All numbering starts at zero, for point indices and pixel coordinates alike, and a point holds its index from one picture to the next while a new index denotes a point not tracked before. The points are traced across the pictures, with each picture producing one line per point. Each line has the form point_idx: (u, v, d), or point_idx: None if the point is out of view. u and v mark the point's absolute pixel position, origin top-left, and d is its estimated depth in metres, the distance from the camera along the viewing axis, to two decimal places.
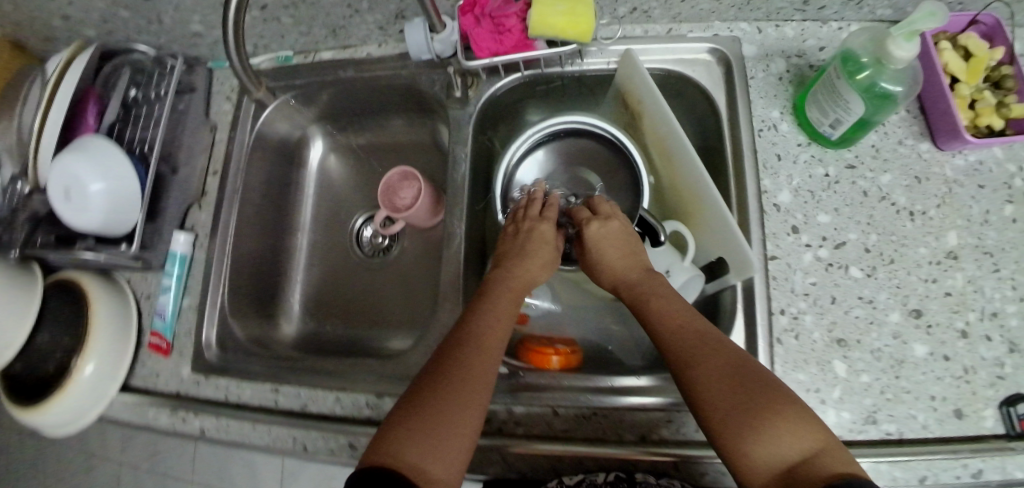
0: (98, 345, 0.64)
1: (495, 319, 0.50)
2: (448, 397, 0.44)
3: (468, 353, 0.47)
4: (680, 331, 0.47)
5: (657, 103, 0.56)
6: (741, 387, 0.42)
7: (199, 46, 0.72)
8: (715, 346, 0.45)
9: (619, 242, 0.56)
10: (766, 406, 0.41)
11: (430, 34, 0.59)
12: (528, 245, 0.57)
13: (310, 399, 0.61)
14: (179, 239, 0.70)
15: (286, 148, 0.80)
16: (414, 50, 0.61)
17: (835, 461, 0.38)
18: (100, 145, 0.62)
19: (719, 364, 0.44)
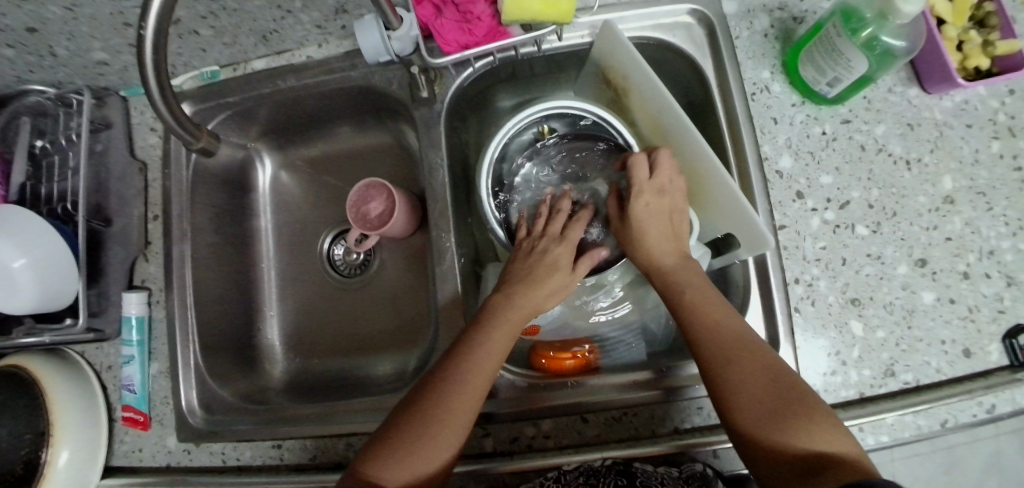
0: (68, 434, 0.57)
1: (495, 344, 0.47)
2: (427, 416, 0.42)
3: (456, 378, 0.44)
4: (716, 336, 0.45)
5: (647, 78, 0.50)
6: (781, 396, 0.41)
7: (106, 74, 0.60)
8: (751, 351, 0.44)
9: (664, 232, 0.52)
10: (793, 415, 0.40)
11: (386, 32, 0.51)
12: (541, 254, 0.52)
13: (319, 449, 0.56)
14: (132, 301, 0.59)
15: (232, 176, 0.68)
16: (370, 54, 0.53)
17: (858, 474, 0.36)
18: (13, 213, 0.53)
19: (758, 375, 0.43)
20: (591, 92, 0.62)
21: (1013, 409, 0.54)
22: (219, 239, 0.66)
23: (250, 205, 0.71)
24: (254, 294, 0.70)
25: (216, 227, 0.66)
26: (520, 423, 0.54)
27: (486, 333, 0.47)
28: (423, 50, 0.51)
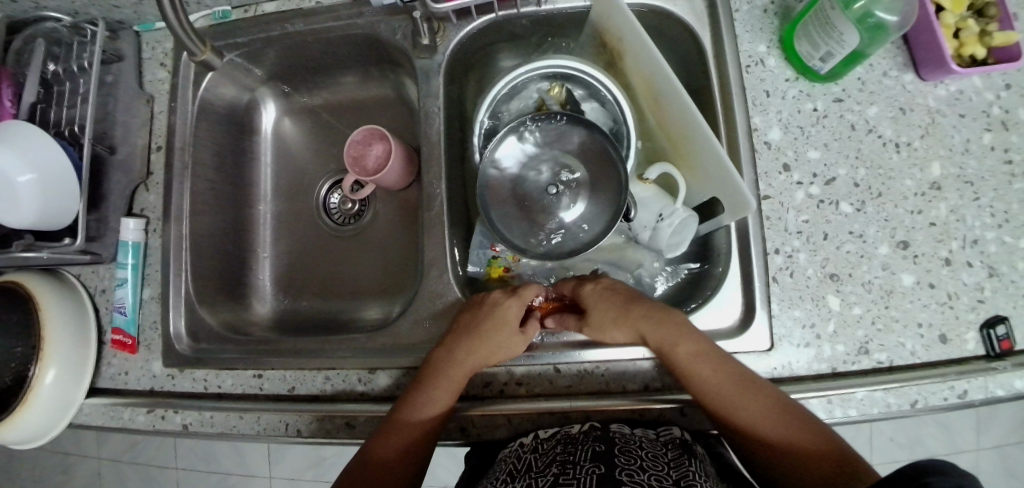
0: (56, 352, 0.58)
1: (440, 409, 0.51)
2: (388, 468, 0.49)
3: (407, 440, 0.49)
4: (712, 379, 0.48)
5: (640, 39, 0.51)
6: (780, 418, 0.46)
7: (121, 6, 0.62)
8: (744, 384, 0.48)
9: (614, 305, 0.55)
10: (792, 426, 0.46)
11: None
12: (496, 319, 0.54)
13: (298, 381, 0.57)
14: (129, 226, 0.61)
15: (235, 117, 0.70)
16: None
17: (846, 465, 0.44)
18: (23, 129, 0.54)
19: (758, 406, 0.47)
20: (591, 57, 0.64)
21: (985, 397, 0.53)
22: (218, 176, 0.68)
23: (251, 148, 0.73)
24: (247, 234, 0.72)
25: (217, 165, 0.67)
26: (495, 370, 0.55)
27: (429, 395, 0.50)
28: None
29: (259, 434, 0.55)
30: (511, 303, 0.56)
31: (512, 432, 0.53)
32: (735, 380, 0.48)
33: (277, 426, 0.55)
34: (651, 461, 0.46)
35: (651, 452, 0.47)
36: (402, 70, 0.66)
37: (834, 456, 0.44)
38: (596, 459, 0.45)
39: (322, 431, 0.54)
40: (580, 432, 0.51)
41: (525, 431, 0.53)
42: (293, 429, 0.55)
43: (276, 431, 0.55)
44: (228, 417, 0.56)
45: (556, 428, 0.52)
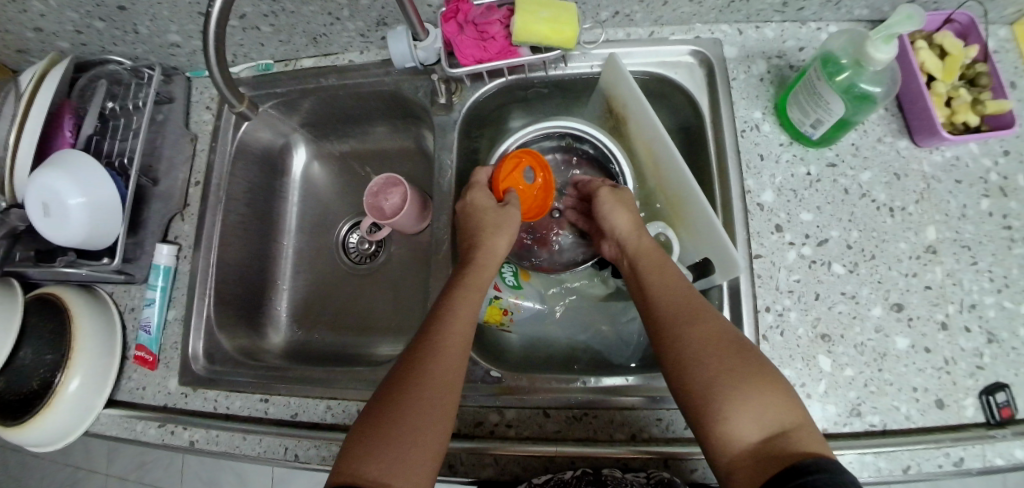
0: (82, 363, 0.63)
1: (452, 350, 0.48)
2: (418, 425, 0.43)
3: (431, 390, 0.45)
4: (672, 291, 0.49)
5: (640, 106, 0.56)
6: (724, 352, 0.43)
7: (178, 55, 0.70)
8: (703, 312, 0.46)
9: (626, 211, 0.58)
10: (750, 380, 0.41)
11: (413, 42, 0.58)
12: (478, 225, 0.58)
13: (301, 408, 0.60)
14: (163, 251, 0.67)
15: (268, 157, 0.76)
16: (397, 59, 0.60)
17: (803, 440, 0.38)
18: (79, 158, 0.60)
19: (722, 354, 0.43)
20: (597, 118, 0.68)
21: (983, 466, 0.52)
22: (248, 210, 0.73)
23: (280, 187, 0.79)
24: (268, 265, 0.76)
25: (247, 199, 0.73)
26: (488, 409, 0.56)
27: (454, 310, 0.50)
28: (442, 60, 0.57)
29: (258, 456, 0.58)
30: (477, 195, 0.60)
31: (499, 474, 0.54)
32: (695, 302, 0.47)
33: (276, 450, 0.57)
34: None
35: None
36: (421, 123, 0.71)
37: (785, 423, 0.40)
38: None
39: (318, 457, 0.56)
40: (573, 478, 0.51)
41: (511, 473, 0.54)
42: (290, 453, 0.57)
43: (275, 454, 0.57)
44: (232, 437, 0.59)
45: (549, 475, 0.51)
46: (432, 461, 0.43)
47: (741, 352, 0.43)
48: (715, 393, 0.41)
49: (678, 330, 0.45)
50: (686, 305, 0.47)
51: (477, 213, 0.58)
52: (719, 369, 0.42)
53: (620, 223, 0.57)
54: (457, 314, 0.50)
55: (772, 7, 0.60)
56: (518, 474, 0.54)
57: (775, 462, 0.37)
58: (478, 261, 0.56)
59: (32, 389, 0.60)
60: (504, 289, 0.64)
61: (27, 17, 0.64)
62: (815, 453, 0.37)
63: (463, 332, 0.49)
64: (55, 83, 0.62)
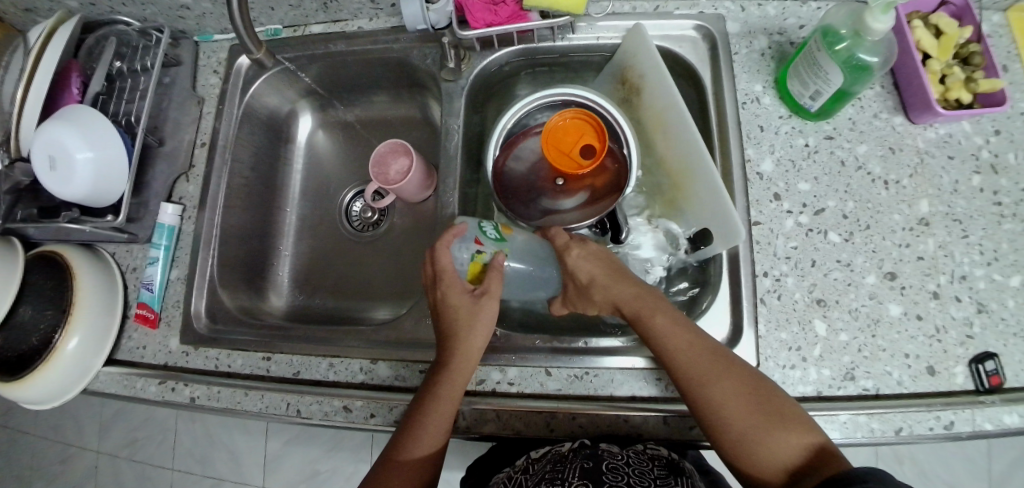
0: (83, 321, 0.63)
1: (442, 421, 0.49)
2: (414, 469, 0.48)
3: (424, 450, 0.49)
4: (688, 350, 0.48)
5: (660, 76, 0.57)
6: (750, 403, 0.46)
7: (187, 17, 0.70)
8: (725, 362, 0.48)
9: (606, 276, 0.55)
10: (773, 417, 0.45)
11: (425, 4, 0.58)
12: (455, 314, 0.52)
13: (303, 367, 0.60)
14: (167, 210, 0.67)
15: (274, 124, 0.77)
16: (408, 21, 0.60)
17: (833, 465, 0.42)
18: (87, 113, 0.61)
19: (742, 402, 0.46)
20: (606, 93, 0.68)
21: (973, 430, 0.53)
22: (253, 176, 0.73)
23: (284, 155, 0.79)
24: (271, 232, 0.76)
25: (253, 164, 0.73)
26: (490, 368, 0.57)
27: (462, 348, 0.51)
28: (453, 23, 0.57)
29: (262, 412, 0.58)
30: (451, 287, 0.53)
31: (501, 428, 0.55)
32: (711, 352, 0.48)
33: (279, 405, 0.58)
34: (637, 479, 0.48)
35: (638, 469, 0.49)
36: (428, 93, 0.72)
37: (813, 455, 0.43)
38: (585, 476, 0.48)
39: (320, 412, 0.57)
40: (571, 449, 0.52)
41: (513, 429, 0.54)
42: (293, 408, 0.57)
43: (278, 410, 0.58)
44: (234, 394, 0.60)
45: (548, 448, 0.54)
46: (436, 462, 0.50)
47: (761, 393, 0.46)
48: (749, 451, 0.45)
49: (708, 383, 0.47)
50: (707, 359, 0.48)
51: (450, 307, 0.52)
52: (745, 419, 0.45)
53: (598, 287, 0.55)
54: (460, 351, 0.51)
55: None
56: (520, 430, 0.54)
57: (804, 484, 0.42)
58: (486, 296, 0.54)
59: (32, 345, 0.60)
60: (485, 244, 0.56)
61: None
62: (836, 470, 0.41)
63: (452, 399, 0.50)
64: (64, 39, 0.62)
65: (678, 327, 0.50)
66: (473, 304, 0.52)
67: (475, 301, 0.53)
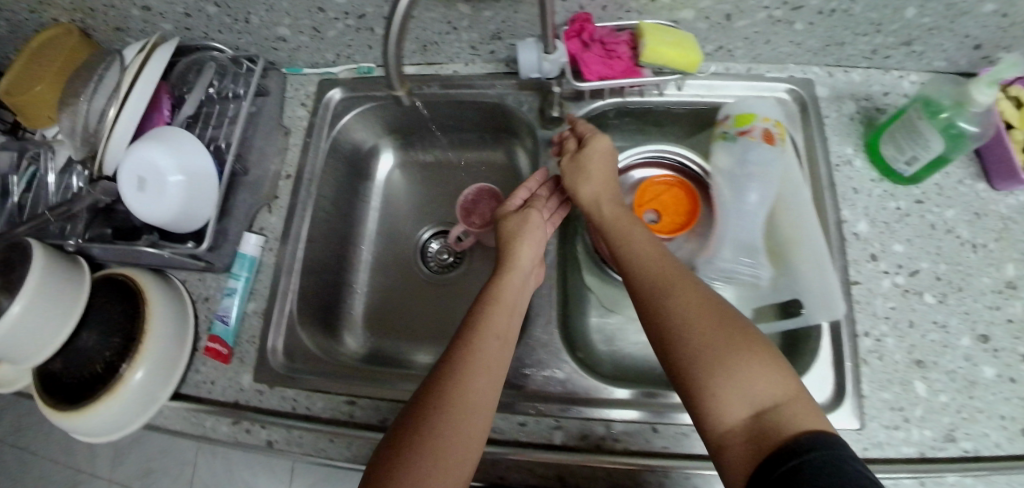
0: (149, 354, 0.61)
1: (488, 370, 0.46)
2: (451, 444, 0.41)
3: (455, 414, 0.43)
4: (660, 271, 0.49)
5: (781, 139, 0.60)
6: (718, 325, 0.43)
7: (282, 51, 0.71)
8: (691, 283, 0.47)
9: (606, 178, 0.59)
10: (734, 342, 0.42)
11: (542, 54, 0.57)
12: (511, 234, 0.58)
13: (392, 413, 0.58)
14: (250, 241, 0.66)
15: (357, 158, 0.77)
16: (523, 69, 0.60)
17: (802, 409, 0.39)
18: (178, 135, 0.61)
19: (704, 324, 0.44)
20: (704, 149, 0.70)
21: None
22: (333, 209, 0.73)
23: (362, 190, 0.78)
24: (347, 267, 0.75)
25: (335, 198, 0.73)
26: (594, 419, 0.54)
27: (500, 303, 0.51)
28: (570, 75, 0.57)
29: (350, 460, 0.56)
30: (511, 217, 0.61)
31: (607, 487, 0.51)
32: (684, 276, 0.48)
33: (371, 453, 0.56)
34: None
35: None
36: (516, 138, 0.72)
37: (767, 397, 0.40)
38: None
39: None
40: None
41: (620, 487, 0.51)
42: None
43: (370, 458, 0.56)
44: (317, 439, 0.57)
45: None
46: (479, 424, 0.44)
47: (723, 315, 0.44)
48: (710, 385, 0.41)
49: (678, 304, 0.46)
50: (679, 281, 0.47)
51: (513, 219, 0.60)
52: (706, 343, 0.43)
53: (593, 185, 0.58)
54: (496, 303, 0.51)
55: (863, 52, 0.64)
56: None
57: (770, 434, 0.38)
58: (518, 266, 0.55)
59: (98, 372, 0.59)
60: (718, 142, 0.60)
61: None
62: (802, 426, 0.38)
63: (501, 356, 0.47)
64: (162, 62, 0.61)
65: (657, 248, 0.51)
66: (521, 214, 0.60)
67: (521, 215, 0.60)
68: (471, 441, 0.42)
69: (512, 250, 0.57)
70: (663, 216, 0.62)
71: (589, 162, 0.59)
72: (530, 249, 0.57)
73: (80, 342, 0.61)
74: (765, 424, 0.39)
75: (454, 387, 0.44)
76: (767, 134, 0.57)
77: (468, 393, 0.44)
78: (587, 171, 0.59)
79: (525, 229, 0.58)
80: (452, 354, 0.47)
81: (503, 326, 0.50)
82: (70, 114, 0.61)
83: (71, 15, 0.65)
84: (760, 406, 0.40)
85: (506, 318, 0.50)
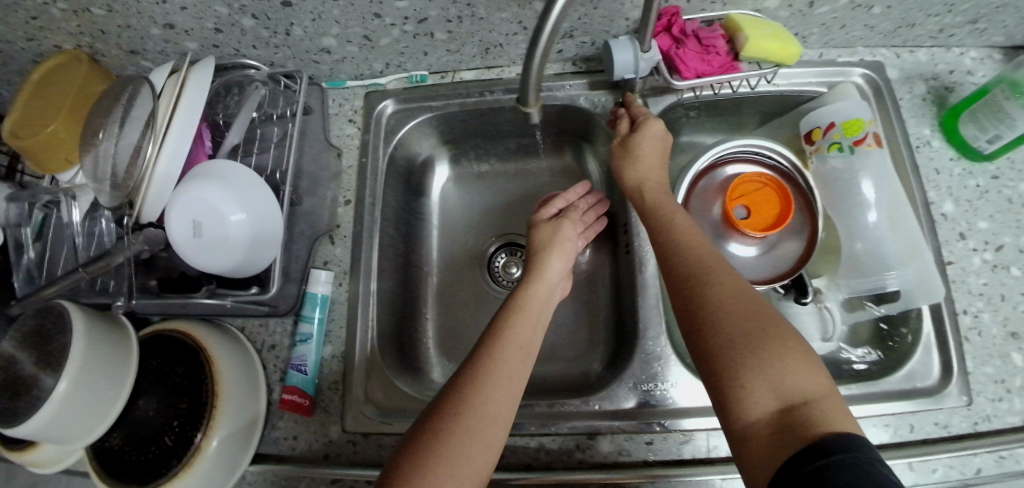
0: (223, 418, 0.53)
1: (509, 374, 0.45)
2: (466, 446, 0.40)
3: (476, 418, 0.42)
4: (693, 258, 0.48)
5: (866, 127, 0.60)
6: (751, 316, 0.43)
7: (326, 64, 0.64)
8: (725, 273, 0.46)
9: (657, 163, 0.58)
10: (769, 336, 0.41)
11: (638, 52, 0.53)
12: (535, 244, 0.59)
13: (511, 448, 0.55)
14: (321, 278, 0.60)
15: (413, 174, 0.72)
16: (615, 72, 0.55)
17: (834, 408, 0.38)
18: (232, 170, 0.54)
19: (734, 313, 0.43)
20: (777, 137, 0.69)
21: None
22: (397, 232, 0.68)
23: (421, 208, 0.74)
24: (416, 293, 0.70)
25: (397, 220, 0.68)
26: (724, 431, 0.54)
27: (527, 301, 0.52)
28: (668, 74, 0.54)
29: None
30: (540, 225, 0.62)
31: None
32: (720, 266, 0.47)
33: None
34: None
35: None
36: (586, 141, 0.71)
37: (795, 394, 0.38)
38: None
39: None
40: None
41: None
42: None
43: None
44: None
45: None
46: (501, 424, 0.43)
47: (759, 309, 0.43)
48: (736, 373, 0.40)
49: (711, 291, 0.45)
50: (712, 269, 0.47)
51: (537, 230, 0.61)
52: (738, 333, 0.42)
53: (643, 169, 0.57)
54: (525, 309, 0.51)
55: (931, 32, 0.64)
56: None
57: (796, 429, 0.37)
58: (546, 278, 0.56)
59: (166, 446, 0.50)
60: (830, 151, 0.59)
61: (157, 12, 0.54)
62: (831, 425, 0.36)
63: (523, 355, 0.47)
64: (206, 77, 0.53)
65: (692, 238, 0.50)
66: (552, 225, 0.61)
67: (552, 224, 0.61)
68: (491, 441, 0.42)
69: (534, 261, 0.57)
70: (753, 215, 0.63)
71: (639, 153, 0.57)
72: (562, 259, 0.58)
73: (134, 412, 0.50)
74: (793, 421, 0.37)
75: (480, 389, 0.44)
76: (854, 126, 0.57)
77: (494, 394, 0.43)
78: (634, 155, 0.58)
79: (552, 240, 0.59)
80: (483, 356, 0.46)
81: (530, 329, 0.50)
82: (96, 154, 0.53)
83: (77, 40, 0.58)
84: (790, 400, 0.38)
85: (540, 317, 0.52)
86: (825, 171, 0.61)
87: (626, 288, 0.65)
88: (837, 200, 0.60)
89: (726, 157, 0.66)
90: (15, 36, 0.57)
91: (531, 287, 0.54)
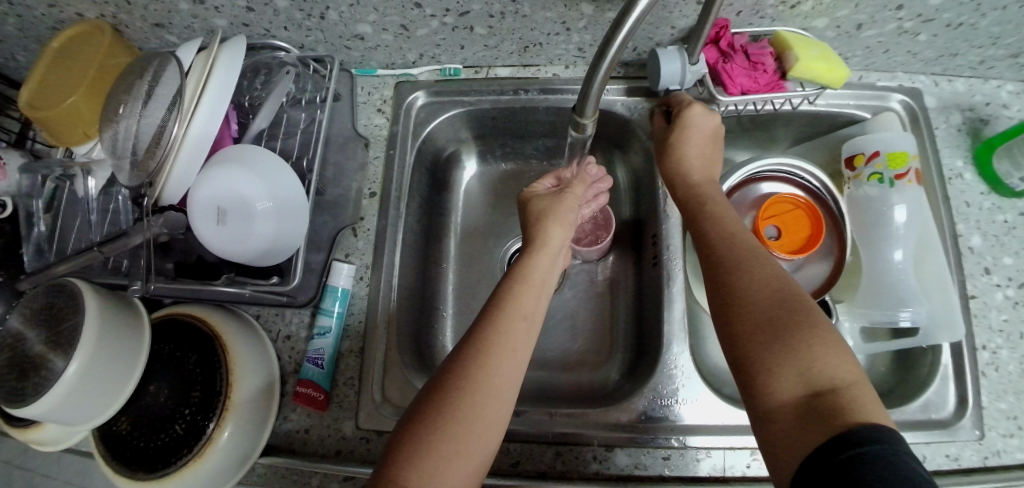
0: (237, 408, 0.50)
1: (513, 338, 0.44)
2: (465, 414, 0.40)
3: (482, 379, 0.41)
4: (722, 248, 0.47)
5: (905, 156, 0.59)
6: (780, 305, 0.41)
7: (357, 50, 0.62)
8: (754, 261, 0.45)
9: (708, 155, 0.56)
10: (796, 324, 0.40)
11: (685, 63, 0.53)
12: (540, 214, 0.56)
13: (524, 456, 0.54)
14: (343, 272, 0.58)
15: (438, 168, 0.71)
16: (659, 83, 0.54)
17: (865, 398, 0.35)
18: (263, 156, 0.52)
19: (760, 299, 0.42)
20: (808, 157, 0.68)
21: None
22: (419, 227, 0.67)
23: (442, 203, 0.73)
24: (433, 290, 0.69)
25: (419, 215, 0.67)
26: (741, 450, 0.53)
27: (533, 263, 0.51)
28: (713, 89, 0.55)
29: None
30: (536, 197, 0.59)
31: None
32: (750, 254, 0.46)
33: None
34: None
35: None
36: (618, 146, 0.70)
37: (822, 381, 0.37)
38: None
39: None
40: None
41: None
42: None
43: None
44: None
45: None
46: (505, 387, 0.42)
47: (789, 297, 0.42)
48: (759, 355, 0.39)
49: (739, 277, 0.44)
50: (742, 256, 0.46)
51: (534, 200, 0.59)
52: (763, 319, 0.41)
53: (693, 159, 0.56)
54: (530, 277, 0.50)
55: (972, 63, 0.63)
56: None
57: (820, 414, 0.35)
58: (549, 247, 0.53)
59: (177, 433, 0.48)
60: (869, 180, 0.60)
61: None
62: (858, 413, 0.34)
63: (525, 320, 0.46)
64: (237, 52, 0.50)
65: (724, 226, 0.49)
66: (553, 197, 0.58)
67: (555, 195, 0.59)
68: (497, 403, 0.41)
69: (535, 229, 0.55)
70: (784, 234, 0.61)
71: (688, 142, 0.56)
72: (561, 231, 0.55)
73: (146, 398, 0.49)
74: (817, 407, 0.36)
75: (489, 348, 0.43)
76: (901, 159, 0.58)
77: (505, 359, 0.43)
78: (676, 141, 0.57)
79: (553, 205, 0.57)
80: (497, 321, 0.45)
81: (535, 299, 0.48)
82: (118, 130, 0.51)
83: (101, 9, 0.55)
84: (819, 387, 0.37)
85: (545, 282, 0.51)
86: (858, 197, 0.61)
87: (650, 299, 0.64)
88: (869, 228, 0.60)
89: (763, 173, 0.65)
90: (36, 1, 0.54)
91: (534, 257, 0.52)
